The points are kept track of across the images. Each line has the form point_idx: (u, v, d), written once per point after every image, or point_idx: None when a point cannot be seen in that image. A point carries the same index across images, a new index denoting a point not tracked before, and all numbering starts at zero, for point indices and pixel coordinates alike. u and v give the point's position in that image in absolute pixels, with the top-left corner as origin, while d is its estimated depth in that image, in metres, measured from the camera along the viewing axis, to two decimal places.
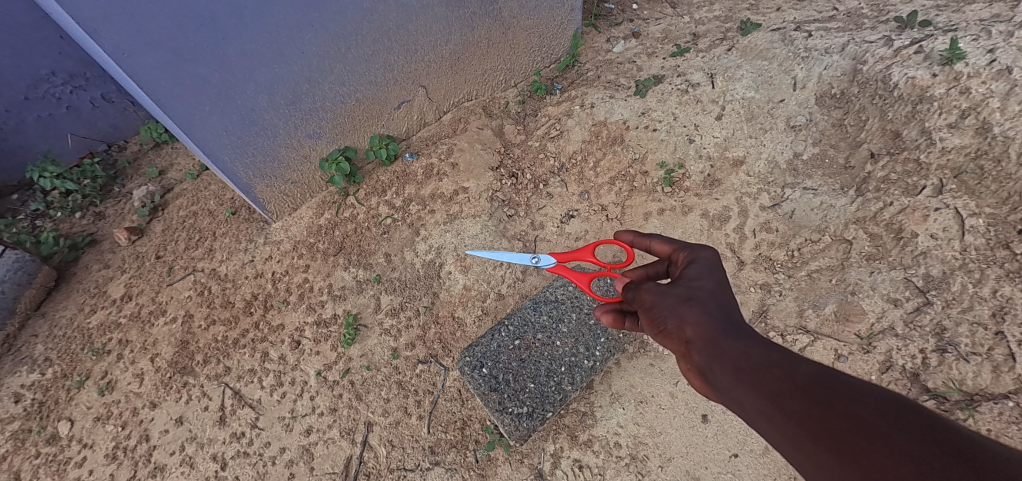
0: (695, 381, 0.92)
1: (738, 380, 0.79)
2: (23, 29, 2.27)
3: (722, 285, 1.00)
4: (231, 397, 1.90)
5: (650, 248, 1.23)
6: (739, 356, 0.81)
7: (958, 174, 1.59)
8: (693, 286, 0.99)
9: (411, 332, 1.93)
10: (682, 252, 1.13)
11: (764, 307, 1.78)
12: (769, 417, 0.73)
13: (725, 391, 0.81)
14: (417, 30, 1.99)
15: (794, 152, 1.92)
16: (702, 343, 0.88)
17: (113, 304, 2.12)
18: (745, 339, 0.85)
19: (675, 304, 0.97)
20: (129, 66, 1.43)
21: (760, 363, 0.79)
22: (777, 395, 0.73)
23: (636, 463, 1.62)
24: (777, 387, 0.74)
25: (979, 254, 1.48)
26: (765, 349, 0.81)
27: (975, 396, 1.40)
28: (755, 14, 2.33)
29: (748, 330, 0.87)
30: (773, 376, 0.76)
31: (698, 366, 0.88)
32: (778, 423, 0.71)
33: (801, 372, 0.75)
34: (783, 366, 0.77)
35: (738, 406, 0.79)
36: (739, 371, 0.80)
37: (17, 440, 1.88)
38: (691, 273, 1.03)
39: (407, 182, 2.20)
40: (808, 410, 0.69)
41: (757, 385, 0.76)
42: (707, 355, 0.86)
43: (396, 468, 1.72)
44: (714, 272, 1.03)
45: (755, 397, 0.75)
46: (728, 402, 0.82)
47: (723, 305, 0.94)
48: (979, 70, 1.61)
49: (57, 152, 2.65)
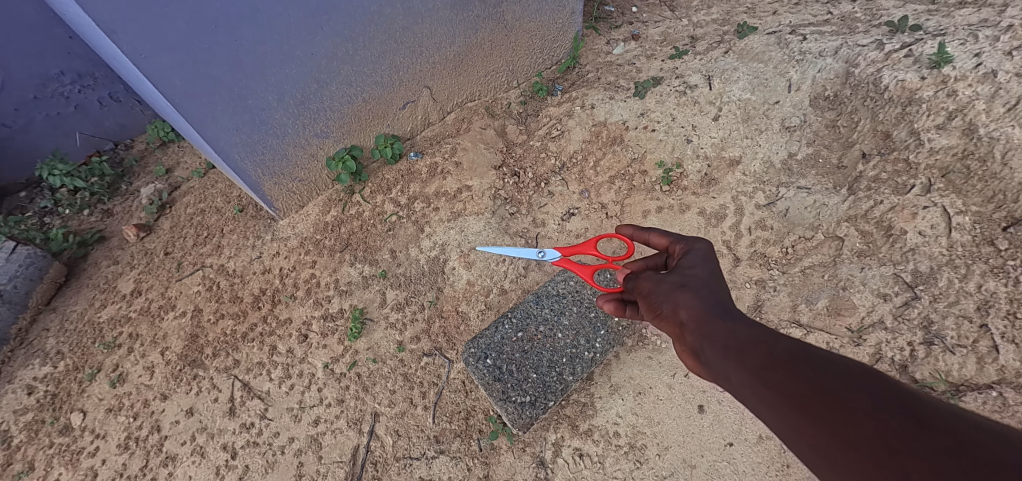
0: (688, 360, 0.98)
1: (726, 356, 0.85)
2: (34, 30, 2.30)
3: (714, 272, 1.06)
4: (240, 389, 1.95)
5: (649, 241, 1.30)
6: (727, 335, 0.87)
7: (945, 174, 1.64)
8: (687, 273, 1.05)
9: (416, 325, 1.98)
10: (679, 245, 1.19)
11: (759, 302, 1.84)
12: (753, 389, 0.79)
13: (715, 367, 0.87)
14: (422, 32, 2.05)
15: (789, 152, 1.97)
16: (694, 324, 0.94)
17: (123, 299, 2.17)
18: (734, 320, 0.91)
19: (670, 290, 1.03)
20: (145, 67, 1.47)
21: (746, 340, 0.85)
22: (760, 368, 0.79)
23: (635, 452, 1.68)
24: (760, 361, 0.80)
25: (966, 251, 1.54)
26: (751, 327, 0.87)
27: (961, 386, 1.46)
28: (752, 17, 2.39)
29: (737, 312, 0.93)
30: (758, 352, 0.81)
31: (691, 346, 0.94)
32: (761, 394, 0.77)
33: (782, 347, 0.81)
34: (767, 341, 0.83)
35: (726, 381, 0.85)
36: (727, 348, 0.86)
37: (31, 430, 1.93)
38: (686, 262, 1.10)
39: (412, 181, 2.25)
40: (787, 381, 0.75)
41: (743, 360, 0.82)
42: (698, 335, 0.92)
43: (402, 456, 1.77)
44: (708, 261, 1.09)
45: (741, 371, 0.81)
46: (717, 378, 0.88)
47: (714, 290, 1.00)
48: (966, 73, 1.67)
49: (65, 150, 2.69)
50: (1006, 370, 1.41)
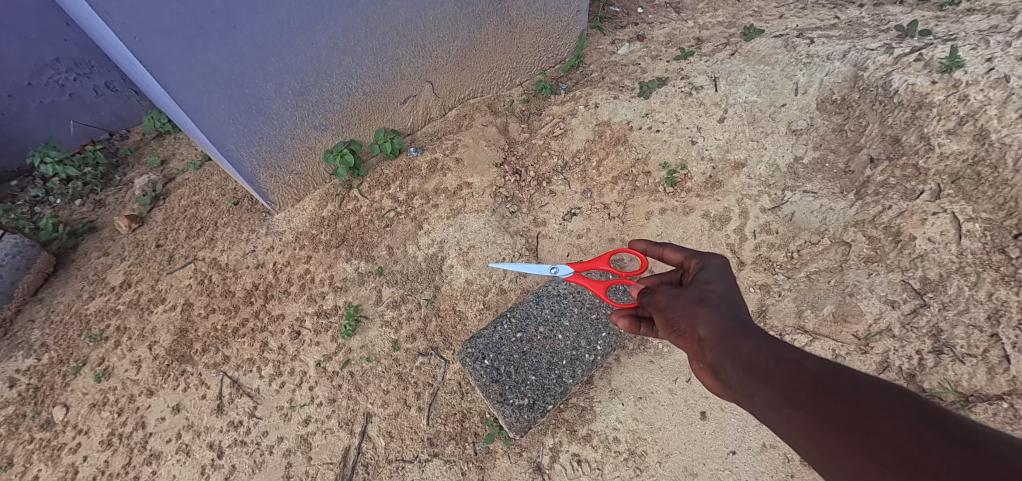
0: (707, 379, 0.95)
1: (748, 374, 0.81)
2: (29, 15, 2.26)
3: (733, 288, 1.03)
4: (229, 386, 1.89)
5: (663, 257, 1.26)
6: (749, 352, 0.84)
7: (955, 179, 1.61)
8: (705, 289, 1.03)
9: (412, 324, 1.93)
10: (695, 260, 1.16)
11: (763, 307, 1.79)
12: (778, 407, 0.75)
13: (737, 385, 0.83)
14: (426, 26, 2.01)
15: (794, 156, 1.94)
16: (714, 341, 0.91)
17: (112, 291, 2.12)
18: (755, 336, 0.87)
19: (688, 305, 1.01)
20: (140, 51, 1.43)
21: (770, 357, 0.81)
22: (786, 386, 0.75)
23: (635, 459, 1.63)
24: (787, 379, 0.76)
25: (976, 258, 1.51)
26: (775, 344, 0.84)
27: (971, 397, 1.43)
28: (759, 20, 2.37)
29: (757, 329, 0.90)
30: (782, 370, 0.78)
31: (710, 363, 0.91)
32: (787, 413, 0.73)
33: (809, 364, 0.77)
34: (792, 360, 0.79)
35: (749, 400, 0.81)
36: (749, 365, 0.82)
37: (11, 424, 1.87)
38: (703, 277, 1.07)
39: (411, 176, 2.22)
40: (816, 400, 0.70)
41: (766, 377, 0.78)
42: (718, 352, 0.89)
43: (394, 459, 1.72)
44: (726, 277, 1.06)
45: (764, 388, 0.77)
46: (738, 397, 0.84)
47: (733, 307, 0.97)
48: (978, 77, 1.63)
49: (60, 139, 2.64)
50: (1017, 381, 1.38)
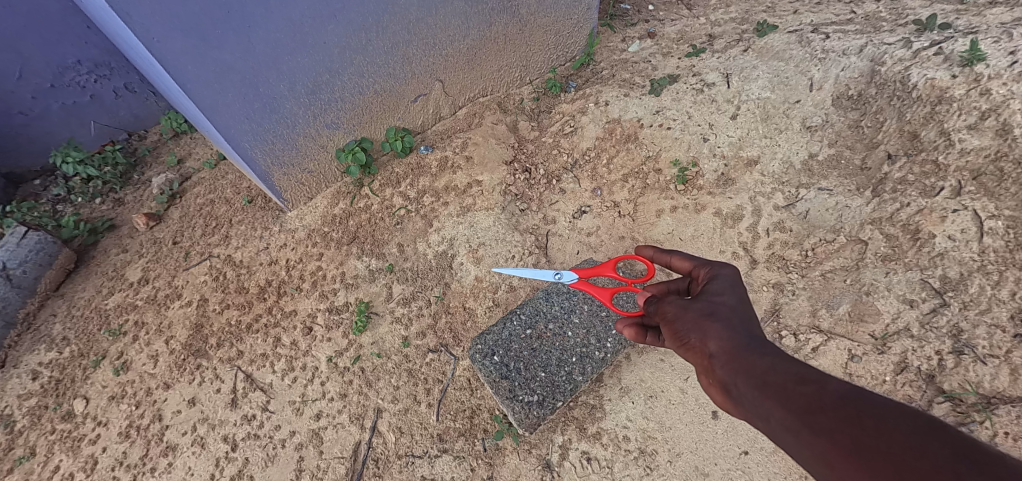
0: (716, 396, 0.93)
1: (764, 394, 0.80)
2: (52, 18, 2.32)
3: (745, 301, 1.01)
4: (243, 380, 1.92)
5: (671, 264, 1.25)
6: (765, 371, 0.83)
7: (977, 175, 1.57)
8: (715, 301, 1.01)
9: (423, 321, 1.95)
10: (704, 269, 1.14)
11: (776, 306, 1.76)
12: (796, 432, 0.73)
13: (751, 406, 0.82)
14: (437, 24, 2.02)
15: (809, 153, 1.91)
16: (726, 358, 0.89)
17: (131, 287, 2.16)
18: (770, 354, 0.86)
19: (697, 318, 0.98)
20: (158, 50, 1.46)
21: (787, 377, 0.80)
22: (804, 410, 0.73)
23: (645, 457, 1.62)
24: (804, 402, 0.74)
25: (999, 256, 1.47)
26: (791, 364, 0.82)
27: (992, 399, 1.37)
28: (772, 16, 2.33)
29: (772, 346, 0.88)
30: (801, 393, 0.76)
31: (722, 381, 0.89)
32: (806, 438, 0.71)
33: (829, 387, 0.75)
34: (812, 382, 0.77)
35: (764, 421, 0.79)
36: (765, 386, 0.80)
37: (34, 416, 1.93)
38: (714, 288, 1.05)
39: (422, 175, 2.23)
40: (837, 427, 0.69)
41: (783, 399, 0.77)
42: (730, 370, 0.87)
43: (404, 454, 1.73)
44: (737, 288, 1.04)
45: (781, 411, 0.76)
46: (751, 417, 0.83)
47: (745, 321, 0.96)
48: (1000, 71, 1.59)
49: (80, 139, 2.71)
50: None
